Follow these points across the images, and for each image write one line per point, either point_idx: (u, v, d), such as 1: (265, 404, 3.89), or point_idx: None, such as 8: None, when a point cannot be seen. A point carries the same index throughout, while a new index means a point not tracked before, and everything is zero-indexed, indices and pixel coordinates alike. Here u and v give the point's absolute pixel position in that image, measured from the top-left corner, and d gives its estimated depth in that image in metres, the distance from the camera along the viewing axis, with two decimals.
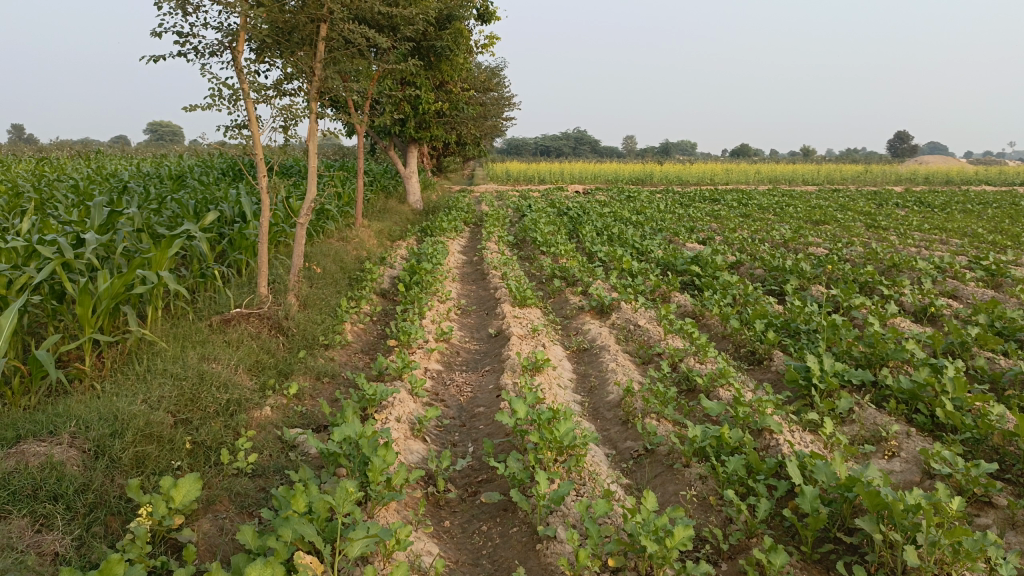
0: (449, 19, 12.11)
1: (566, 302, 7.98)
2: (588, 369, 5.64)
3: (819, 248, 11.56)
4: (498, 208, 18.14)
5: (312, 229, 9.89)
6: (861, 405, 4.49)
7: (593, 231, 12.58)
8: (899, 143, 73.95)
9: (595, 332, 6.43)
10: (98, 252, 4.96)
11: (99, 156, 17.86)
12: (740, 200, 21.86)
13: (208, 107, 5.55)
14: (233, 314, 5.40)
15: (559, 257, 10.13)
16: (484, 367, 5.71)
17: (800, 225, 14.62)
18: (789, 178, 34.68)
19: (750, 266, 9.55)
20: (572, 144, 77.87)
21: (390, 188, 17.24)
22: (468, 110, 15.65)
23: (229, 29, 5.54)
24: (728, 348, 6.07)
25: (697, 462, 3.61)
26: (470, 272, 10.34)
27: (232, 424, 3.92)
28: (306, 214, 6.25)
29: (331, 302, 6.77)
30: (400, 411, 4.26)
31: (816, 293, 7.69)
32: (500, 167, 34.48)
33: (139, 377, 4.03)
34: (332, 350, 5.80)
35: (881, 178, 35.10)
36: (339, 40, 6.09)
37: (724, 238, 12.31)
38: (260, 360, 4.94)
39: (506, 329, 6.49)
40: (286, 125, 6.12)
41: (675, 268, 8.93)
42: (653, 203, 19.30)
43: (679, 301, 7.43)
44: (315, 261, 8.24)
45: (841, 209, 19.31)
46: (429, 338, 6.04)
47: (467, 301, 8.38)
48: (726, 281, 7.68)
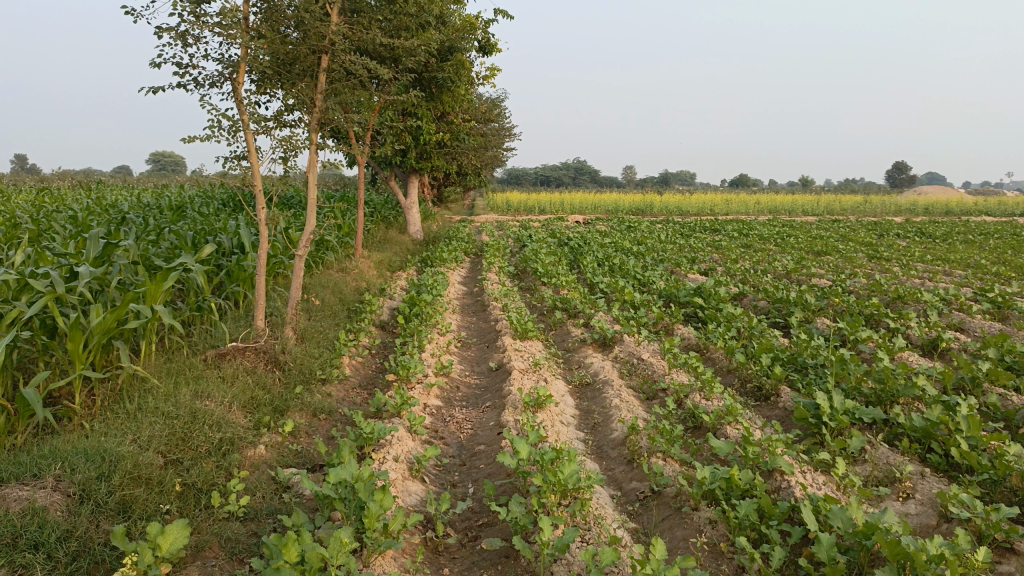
0: (450, 51, 12.15)
1: (568, 334, 7.88)
2: (591, 405, 5.52)
3: (822, 279, 11.48)
4: (498, 238, 18.11)
5: (312, 260, 9.82)
6: (873, 443, 4.36)
7: (595, 261, 12.52)
8: (897, 173, 74.34)
9: (598, 366, 6.32)
10: (92, 285, 4.87)
11: (99, 187, 17.85)
12: (741, 230, 21.86)
13: (207, 139, 5.49)
14: (228, 348, 5.29)
15: (560, 288, 10.04)
16: (484, 402, 5.59)
17: (802, 256, 14.56)
18: (789, 209, 34.76)
19: (753, 298, 9.45)
20: (572, 174, 78.29)
21: (391, 218, 17.22)
22: (469, 141, 15.68)
23: (230, 59, 5.50)
24: (734, 382, 5.95)
25: (706, 506, 3.48)
26: (470, 304, 10.24)
27: (225, 465, 3.80)
28: (305, 246, 6.17)
29: (330, 335, 6.66)
30: (399, 450, 4.14)
31: (822, 325, 7.59)
32: (500, 197, 34.57)
33: (129, 415, 3.92)
34: (329, 385, 5.69)
35: (881, 208, 35.16)
36: (340, 72, 6.06)
37: (726, 268, 12.23)
38: (256, 396, 4.83)
39: (507, 362, 6.38)
40: (285, 156, 6.05)
41: (678, 299, 8.84)
42: (654, 234, 19.26)
43: (683, 334, 7.33)
44: (314, 293, 8.14)
45: (843, 240, 19.28)
46: (429, 372, 5.92)
47: (467, 333, 8.27)
48: (730, 314, 7.58)
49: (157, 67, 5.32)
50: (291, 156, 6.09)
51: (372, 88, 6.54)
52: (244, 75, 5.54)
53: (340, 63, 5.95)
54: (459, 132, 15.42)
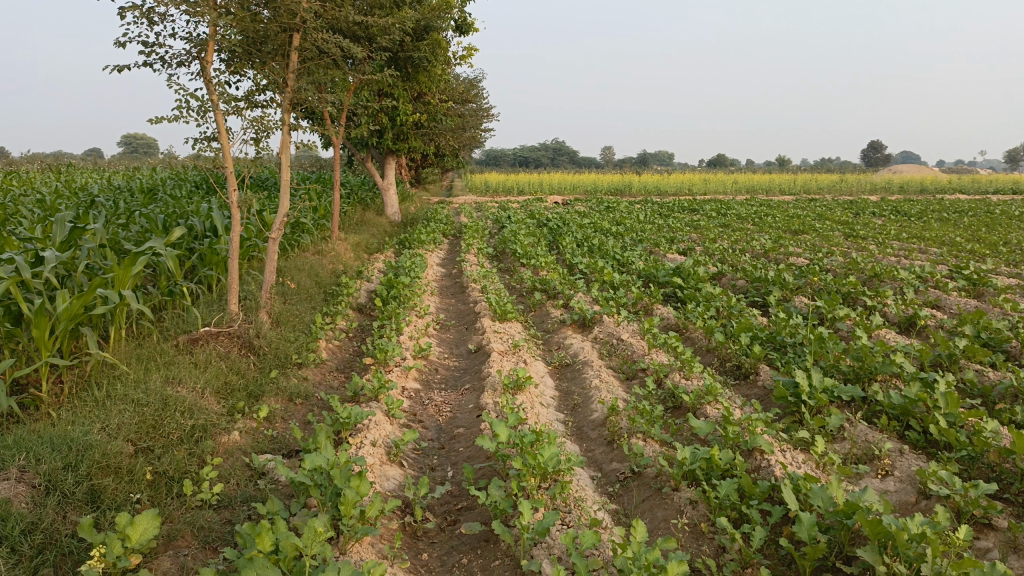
0: (426, 29, 11.97)
1: (547, 315, 7.84)
2: (571, 386, 5.49)
3: (799, 258, 11.54)
4: (477, 219, 18.01)
5: (287, 243, 9.68)
6: (852, 422, 4.37)
7: (574, 242, 12.48)
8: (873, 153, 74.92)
9: (578, 347, 6.29)
10: (57, 270, 4.73)
11: (69, 169, 17.48)
12: (720, 209, 21.93)
13: (175, 120, 5.33)
14: (201, 333, 5.18)
15: (539, 269, 9.99)
16: (463, 385, 5.54)
17: (780, 235, 14.62)
18: (766, 188, 34.93)
19: (732, 277, 9.47)
20: (551, 155, 78.10)
21: (368, 200, 17.04)
22: (447, 121, 15.51)
23: (197, 38, 5.34)
24: (713, 362, 5.94)
25: (686, 486, 3.46)
26: (449, 286, 10.17)
27: (198, 452, 3.73)
28: (278, 228, 6.05)
29: (306, 318, 6.57)
30: (376, 434, 4.08)
31: (800, 304, 7.61)
32: (479, 178, 34.39)
33: (98, 403, 3.82)
34: (305, 369, 5.61)
35: (857, 187, 35.44)
36: (312, 51, 5.92)
37: (705, 248, 12.25)
38: (229, 381, 4.74)
39: (486, 344, 6.33)
40: (257, 137, 5.92)
41: (657, 279, 8.83)
42: (633, 214, 19.25)
43: (662, 314, 7.32)
44: (289, 276, 8.02)
45: (820, 218, 19.40)
46: (407, 355, 5.86)
47: (446, 315, 8.21)
48: (709, 293, 7.58)
49: (121, 46, 5.14)
50: (263, 137, 5.95)
51: (345, 67, 6.40)
52: (212, 54, 5.38)
53: (312, 42, 5.81)
54: (437, 113, 15.25)
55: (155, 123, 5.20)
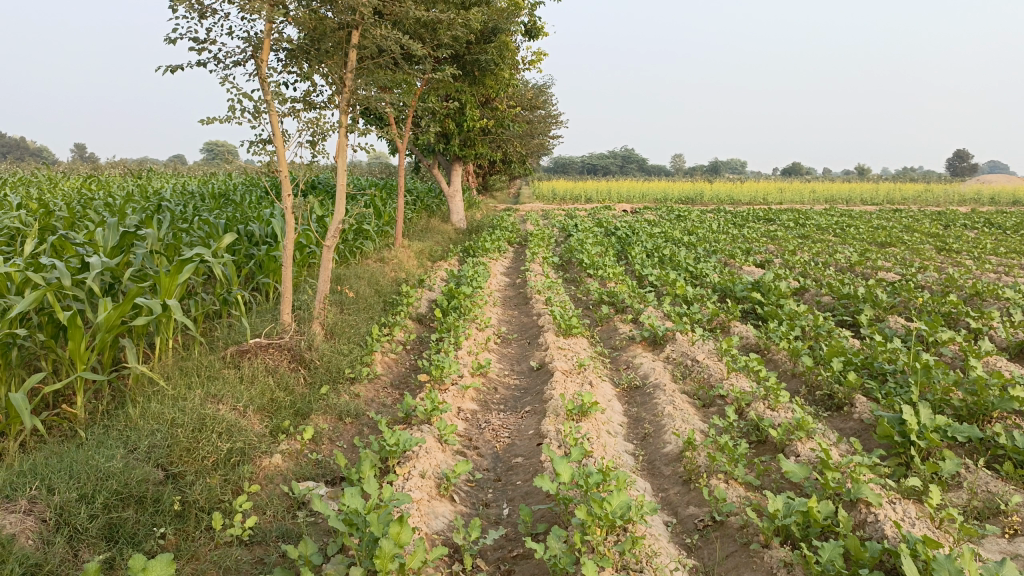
0: (494, 32, 11.64)
1: (615, 331, 7.38)
2: (641, 412, 5.03)
3: (889, 273, 10.73)
4: (544, 228, 17.64)
5: (348, 250, 9.48)
6: (970, 467, 3.79)
7: (643, 253, 11.96)
8: (958, 161, 71.55)
9: (648, 367, 5.83)
10: (104, 277, 4.56)
11: (147, 176, 17.87)
12: (798, 220, 20.97)
13: (228, 120, 5.08)
14: (250, 345, 4.93)
15: (607, 281, 9.53)
16: (524, 407, 5.15)
17: (865, 248, 13.76)
18: (846, 198, 33.48)
19: (816, 293, 8.81)
20: (620, 163, 77.22)
21: (434, 207, 16.86)
22: (514, 127, 15.20)
23: (252, 36, 5.11)
24: (799, 389, 5.38)
25: (779, 544, 2.98)
26: (513, 296, 9.80)
27: (233, 479, 3.43)
28: (333, 235, 5.76)
29: (361, 329, 6.29)
30: (427, 464, 3.72)
31: (895, 324, 6.95)
32: (547, 185, 34.00)
33: (130, 423, 3.58)
34: (358, 385, 5.32)
35: (944, 198, 33.65)
36: (371, 50, 5.64)
37: (784, 261, 11.55)
38: (277, 397, 4.46)
39: (549, 362, 5.91)
40: (314, 140, 5.66)
41: (734, 294, 8.25)
42: (706, 224, 18.55)
43: (741, 333, 6.76)
44: (348, 284, 7.79)
45: (907, 230, 18.32)
46: (465, 372, 5.51)
47: (508, 328, 7.84)
48: (793, 311, 6.98)
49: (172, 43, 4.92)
50: (320, 140, 5.70)
51: (407, 67, 6.11)
52: (266, 52, 5.14)
53: (370, 39, 5.53)
54: (504, 119, 14.95)
55: (206, 124, 4.95)
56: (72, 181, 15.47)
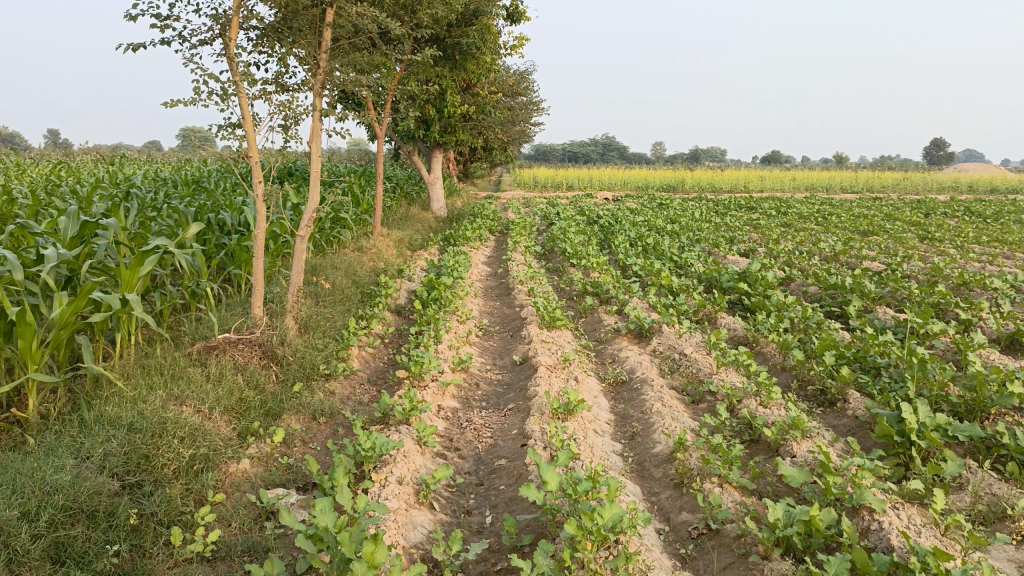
0: (475, 14, 11.36)
1: (600, 322, 7.19)
2: (629, 408, 4.85)
3: (874, 263, 10.64)
4: (525, 216, 17.42)
5: (325, 239, 9.21)
6: (972, 469, 3.64)
7: (627, 242, 11.79)
8: (935, 150, 72.10)
9: (635, 361, 5.64)
10: (60, 270, 4.30)
11: (119, 162, 17.41)
12: (780, 208, 20.90)
13: (194, 103, 4.79)
14: (218, 341, 4.67)
15: (590, 271, 9.35)
16: (507, 404, 4.95)
17: (848, 237, 13.69)
18: (826, 186, 33.54)
19: (802, 282, 8.68)
20: (601, 151, 77.05)
21: (414, 195, 16.58)
22: (495, 113, 14.94)
23: (219, 14, 4.83)
24: (790, 385, 5.22)
25: (779, 555, 2.81)
26: (494, 286, 9.59)
27: (196, 488, 3.20)
28: (306, 225, 5.49)
29: (337, 322, 6.05)
30: (405, 469, 3.51)
31: (884, 315, 6.83)
32: (528, 173, 33.75)
33: (85, 429, 3.34)
34: (333, 382, 5.09)
35: (923, 186, 33.82)
36: (347, 29, 5.39)
37: (768, 250, 11.41)
38: (246, 396, 4.22)
39: (533, 356, 5.71)
40: (286, 124, 5.38)
41: (721, 285, 8.09)
42: (688, 212, 18.41)
43: (729, 324, 6.60)
44: (324, 275, 7.52)
45: (888, 219, 18.31)
46: (445, 368, 5.30)
47: (489, 319, 7.62)
48: (781, 302, 6.83)
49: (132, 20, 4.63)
50: (292, 125, 5.42)
51: (384, 48, 5.86)
52: (235, 30, 4.86)
53: (346, 17, 5.28)
54: (485, 105, 14.68)
55: (169, 106, 4.65)
56: (40, 166, 15.03)
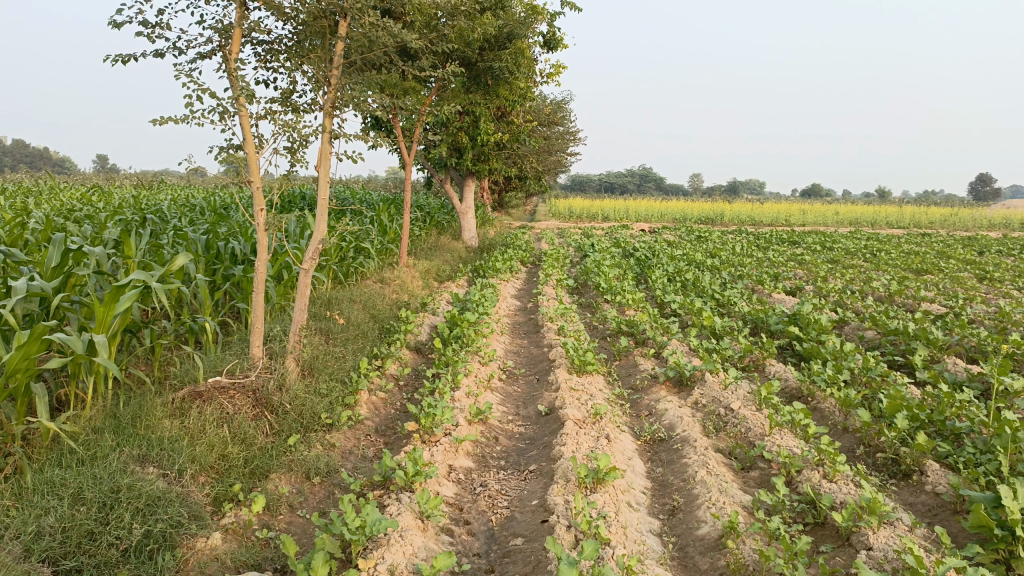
0: (509, 38, 10.93)
1: (635, 367, 6.59)
2: (668, 474, 4.23)
3: (933, 304, 9.89)
4: (559, 247, 16.92)
5: (347, 269, 8.78)
6: None
7: (665, 276, 11.19)
8: (982, 185, 70.05)
9: (674, 416, 5.03)
10: (31, 305, 3.90)
11: (155, 187, 17.26)
12: (825, 242, 20.12)
13: (186, 120, 4.27)
14: (207, 385, 4.18)
15: (626, 308, 8.78)
16: (529, 464, 4.38)
17: (901, 275, 12.90)
18: (871, 220, 32.48)
19: (857, 325, 7.99)
20: (637, 183, 76.56)
21: (444, 224, 16.18)
22: (530, 142, 14.51)
23: (220, 24, 4.40)
24: (855, 450, 4.56)
25: None
26: (523, 323, 9.05)
27: (147, 574, 2.70)
28: (312, 256, 4.99)
29: (347, 362, 5.53)
30: (399, 554, 2.95)
31: (954, 367, 6.14)
32: (564, 203, 33.29)
33: (24, 498, 2.88)
34: (335, 432, 4.55)
35: (973, 222, 32.57)
36: (362, 44, 4.95)
37: (817, 288, 10.70)
38: (228, 451, 3.70)
39: (559, 407, 5.13)
40: (292, 147, 4.91)
41: (769, 327, 7.43)
42: (729, 246, 17.74)
43: (779, 374, 5.96)
44: (339, 308, 7.05)
45: (942, 256, 17.40)
46: (461, 419, 4.74)
47: (516, 361, 7.07)
48: (838, 349, 6.17)
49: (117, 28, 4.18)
50: (299, 147, 4.96)
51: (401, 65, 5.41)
52: (236, 41, 4.42)
53: (361, 30, 4.84)
54: (520, 133, 14.25)
55: (158, 123, 4.18)
56: (72, 190, 14.92)
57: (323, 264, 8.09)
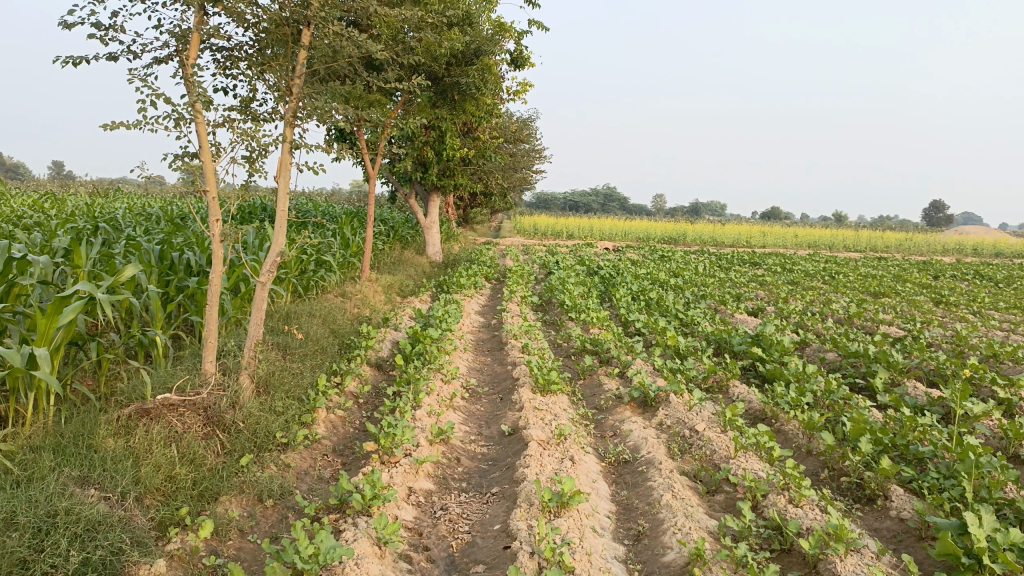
0: (476, 54, 10.87)
1: (599, 386, 6.52)
2: (632, 497, 4.15)
3: (892, 327, 10.03)
4: (523, 264, 16.87)
5: (308, 282, 8.59)
6: None
7: (629, 295, 11.19)
8: (934, 211, 71.97)
9: (639, 438, 4.96)
10: None
11: (111, 194, 16.84)
12: (785, 264, 20.40)
13: (139, 126, 4.10)
14: (155, 402, 3.98)
15: (590, 327, 8.73)
16: (491, 486, 4.26)
17: (860, 298, 13.10)
18: (829, 243, 33.10)
19: (818, 347, 8.04)
20: (602, 202, 77.18)
21: (409, 238, 16.02)
22: (496, 158, 14.46)
23: (177, 28, 4.25)
24: (819, 474, 4.54)
25: None
26: (487, 340, 8.94)
27: None
28: (269, 269, 4.83)
29: (304, 379, 5.36)
30: None
31: (914, 391, 6.18)
32: (528, 220, 33.31)
33: None
34: (290, 452, 4.38)
35: (926, 246, 33.38)
36: (326, 53, 4.82)
37: (778, 309, 10.79)
38: (176, 473, 3.52)
39: (522, 428, 5.03)
40: (250, 157, 4.76)
41: (732, 348, 7.43)
42: (692, 266, 17.86)
43: (743, 395, 5.93)
44: (298, 323, 6.87)
45: (898, 280, 17.74)
46: (421, 439, 4.61)
47: (478, 379, 6.95)
48: (801, 371, 6.18)
49: (67, 28, 4.00)
50: (258, 157, 4.81)
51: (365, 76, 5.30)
52: (194, 46, 4.27)
53: (325, 40, 4.72)
54: (487, 149, 14.20)
55: (109, 129, 4.00)
56: (23, 196, 14.45)
57: (283, 276, 7.90)
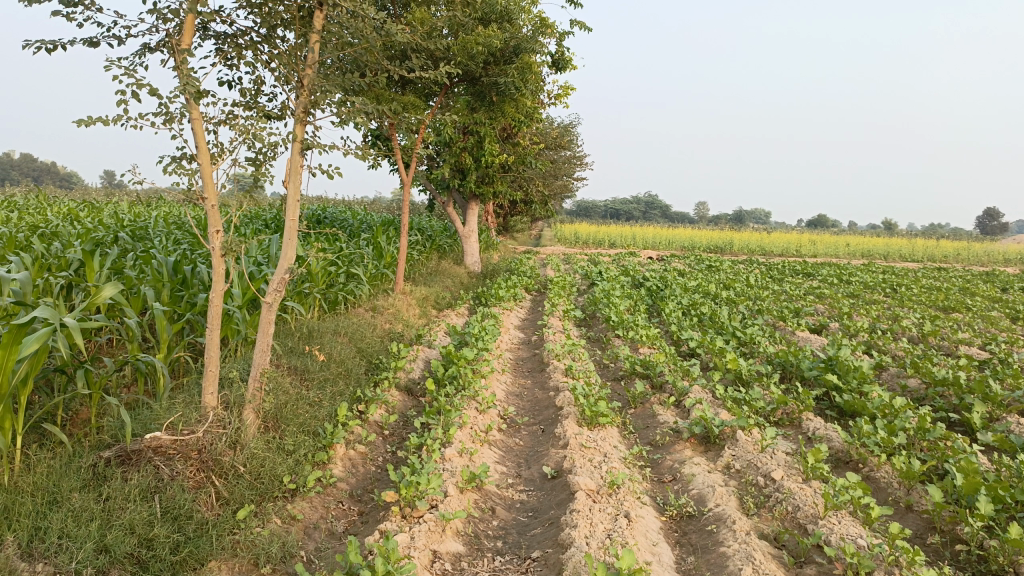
0: (516, 52, 10.17)
1: (654, 417, 5.81)
2: (702, 565, 3.44)
3: (972, 348, 9.08)
4: (565, 274, 16.17)
5: (336, 297, 8.04)
6: None
7: (679, 310, 10.43)
8: (989, 219, 69.30)
9: (706, 486, 4.23)
10: None
11: (150, 202, 16.62)
12: (841, 275, 19.32)
13: (119, 121, 3.51)
14: (138, 446, 3.39)
15: (640, 346, 8.01)
16: (531, 547, 3.60)
17: (929, 313, 12.10)
18: (884, 252, 31.62)
19: (896, 371, 7.21)
20: (644, 209, 76.08)
21: (446, 247, 15.46)
22: (537, 165, 13.79)
23: (168, 11, 3.68)
24: (926, 539, 3.77)
25: None
26: (527, 359, 8.28)
27: None
28: (277, 286, 4.23)
29: (321, 409, 4.75)
30: None
31: (1020, 429, 5.33)
32: (569, 228, 32.60)
33: None
34: (297, 501, 3.76)
35: (987, 255, 31.73)
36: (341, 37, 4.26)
37: (844, 326, 9.91)
38: (154, 535, 2.94)
39: (568, 471, 4.36)
40: (256, 158, 4.17)
41: (802, 373, 6.63)
42: (743, 277, 16.94)
43: (821, 431, 5.17)
44: (322, 342, 6.29)
45: (967, 293, 16.58)
46: (450, 486, 3.95)
47: (518, 406, 6.28)
48: (887, 404, 5.37)
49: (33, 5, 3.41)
50: (266, 158, 4.22)
51: (388, 65, 4.71)
52: (190, 31, 3.70)
53: (339, 21, 4.15)
54: (527, 155, 13.56)
55: (84, 124, 3.40)
56: (62, 204, 14.26)
57: (308, 291, 7.34)
